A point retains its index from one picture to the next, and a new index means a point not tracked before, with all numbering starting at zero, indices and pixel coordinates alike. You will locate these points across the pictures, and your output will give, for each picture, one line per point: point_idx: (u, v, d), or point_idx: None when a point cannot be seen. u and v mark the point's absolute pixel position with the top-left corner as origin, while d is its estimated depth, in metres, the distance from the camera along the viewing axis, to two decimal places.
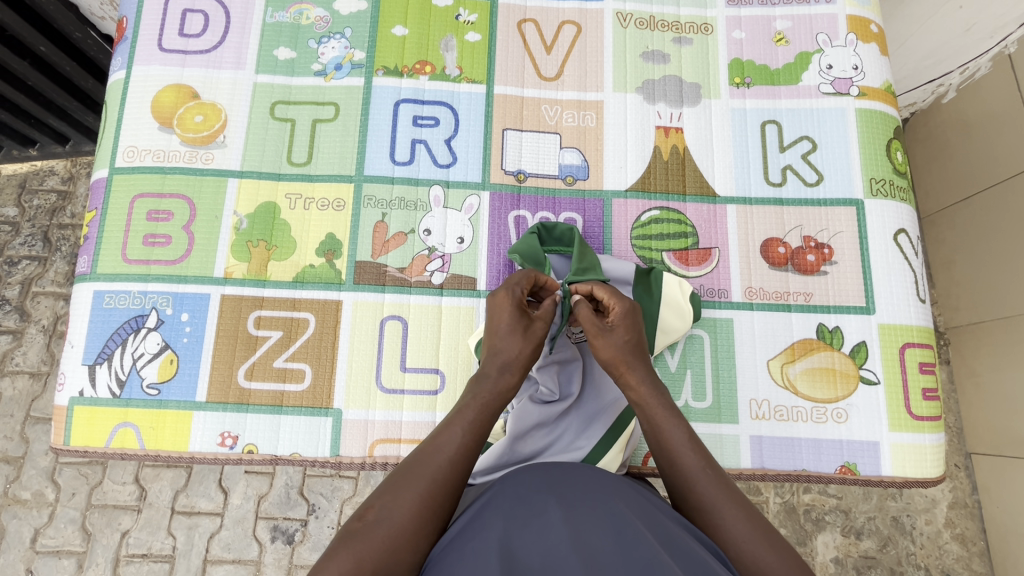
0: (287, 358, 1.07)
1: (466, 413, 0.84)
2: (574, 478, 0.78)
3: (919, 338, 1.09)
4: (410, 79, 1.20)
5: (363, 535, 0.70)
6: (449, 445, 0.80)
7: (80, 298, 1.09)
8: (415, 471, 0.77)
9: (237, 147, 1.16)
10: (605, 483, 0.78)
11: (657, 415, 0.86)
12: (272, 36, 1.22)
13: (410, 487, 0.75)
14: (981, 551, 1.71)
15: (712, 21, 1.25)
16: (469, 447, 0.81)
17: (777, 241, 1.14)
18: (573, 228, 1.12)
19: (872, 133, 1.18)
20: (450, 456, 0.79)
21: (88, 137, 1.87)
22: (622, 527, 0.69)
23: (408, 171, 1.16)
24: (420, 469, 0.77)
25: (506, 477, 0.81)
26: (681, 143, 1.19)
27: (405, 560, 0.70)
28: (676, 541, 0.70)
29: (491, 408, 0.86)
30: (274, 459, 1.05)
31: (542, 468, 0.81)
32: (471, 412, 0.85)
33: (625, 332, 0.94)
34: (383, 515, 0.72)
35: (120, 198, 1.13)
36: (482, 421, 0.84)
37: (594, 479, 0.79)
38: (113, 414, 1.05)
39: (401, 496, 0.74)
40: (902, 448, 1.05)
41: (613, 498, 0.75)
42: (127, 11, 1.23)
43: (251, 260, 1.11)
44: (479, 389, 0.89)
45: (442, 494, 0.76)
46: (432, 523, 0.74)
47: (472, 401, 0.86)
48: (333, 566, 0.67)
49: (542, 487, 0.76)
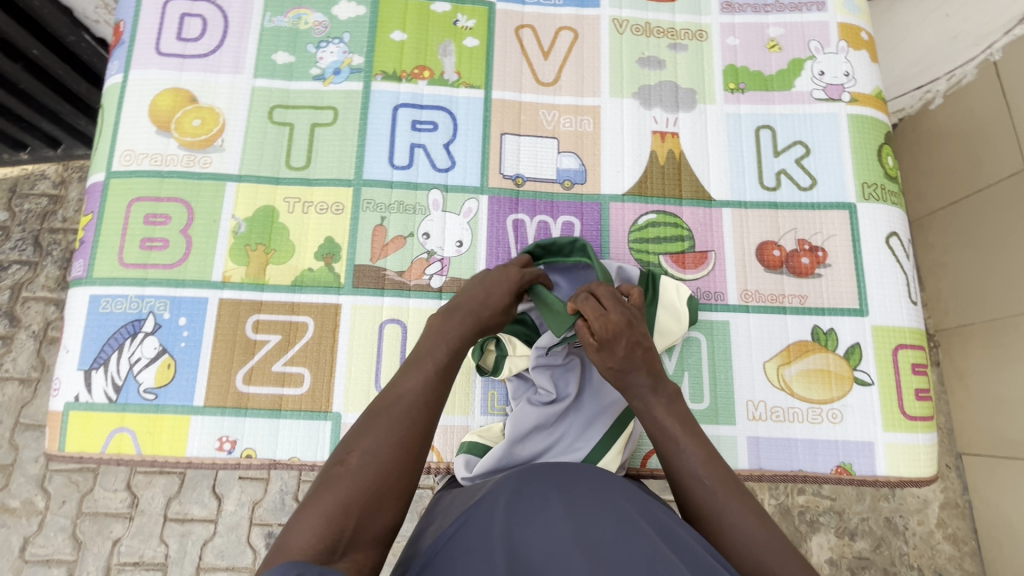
0: (285, 362, 1.07)
1: (432, 355, 0.83)
2: (577, 477, 0.78)
3: (911, 339, 1.11)
4: (408, 83, 1.20)
5: (346, 478, 0.70)
6: (417, 386, 0.80)
7: (76, 302, 1.09)
8: (388, 413, 0.76)
9: (235, 151, 1.16)
10: (605, 481, 0.78)
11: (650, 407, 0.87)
12: (271, 41, 1.22)
13: (384, 429, 0.74)
14: (972, 550, 1.73)
15: (706, 28, 1.27)
16: (437, 387, 0.81)
17: (772, 244, 1.16)
18: (577, 240, 1.09)
19: (864, 139, 1.20)
20: (417, 397, 0.78)
21: (81, 140, 1.86)
22: (624, 525, 0.68)
23: (407, 175, 1.16)
24: (392, 410, 0.77)
25: (511, 475, 0.80)
26: (677, 148, 1.21)
27: (388, 503, 0.71)
28: (677, 537, 0.70)
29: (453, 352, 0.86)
30: (273, 463, 1.05)
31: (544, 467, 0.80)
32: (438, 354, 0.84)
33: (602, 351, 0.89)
34: (362, 459, 0.72)
35: (116, 202, 1.12)
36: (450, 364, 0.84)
37: (596, 475, 0.78)
38: (109, 420, 1.04)
39: (378, 437, 0.74)
40: (896, 448, 1.07)
41: (612, 493, 0.75)
42: (124, 14, 1.23)
43: (249, 264, 1.11)
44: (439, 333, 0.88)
45: (417, 435, 0.76)
46: (411, 465, 0.74)
47: (436, 343, 0.86)
48: (315, 512, 0.66)
49: (543, 486, 0.75)
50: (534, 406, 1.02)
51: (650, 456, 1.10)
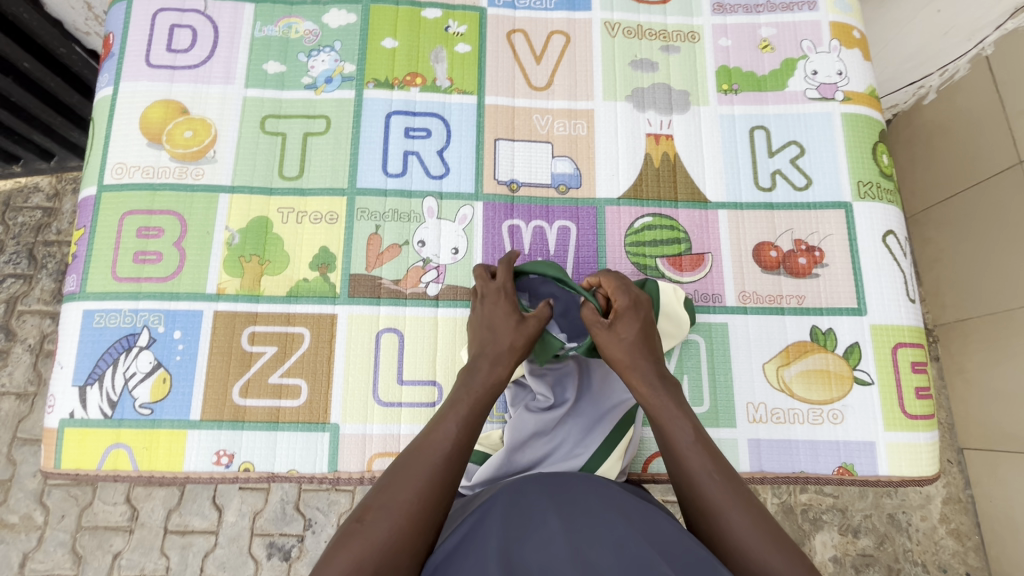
0: (282, 373, 1.06)
1: (459, 407, 0.84)
2: (570, 488, 0.78)
3: (910, 337, 1.11)
4: (400, 91, 1.20)
5: (363, 532, 0.70)
6: (444, 439, 0.79)
7: (69, 318, 1.08)
8: (412, 467, 0.76)
9: (227, 162, 1.15)
10: (598, 490, 0.78)
11: (662, 414, 0.85)
12: (262, 50, 1.21)
13: (407, 484, 0.74)
14: (977, 545, 1.73)
15: (698, 29, 1.27)
16: (464, 441, 0.80)
17: (769, 244, 1.16)
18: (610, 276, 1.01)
19: (859, 137, 1.20)
20: (445, 451, 0.78)
21: (74, 153, 1.86)
22: (616, 533, 0.69)
23: (401, 182, 1.15)
24: (416, 464, 0.77)
25: (505, 486, 0.80)
26: (671, 150, 1.21)
27: (406, 561, 0.69)
28: (669, 540, 0.70)
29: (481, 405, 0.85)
30: (271, 476, 1.03)
31: (542, 479, 0.80)
32: (464, 406, 0.84)
33: (625, 327, 0.93)
34: (382, 512, 0.71)
35: (109, 216, 1.12)
36: (477, 415, 0.84)
37: (593, 489, 0.78)
38: (104, 435, 1.03)
39: (400, 491, 0.74)
40: (897, 447, 1.06)
41: (609, 506, 0.75)
42: (114, 26, 1.22)
43: (244, 275, 1.10)
44: (468, 384, 0.88)
45: (440, 491, 0.75)
46: (430, 522, 0.72)
47: (465, 397, 0.85)
48: (332, 570, 0.66)
49: (536, 498, 0.76)
50: (534, 412, 1.01)
51: (652, 460, 1.09)
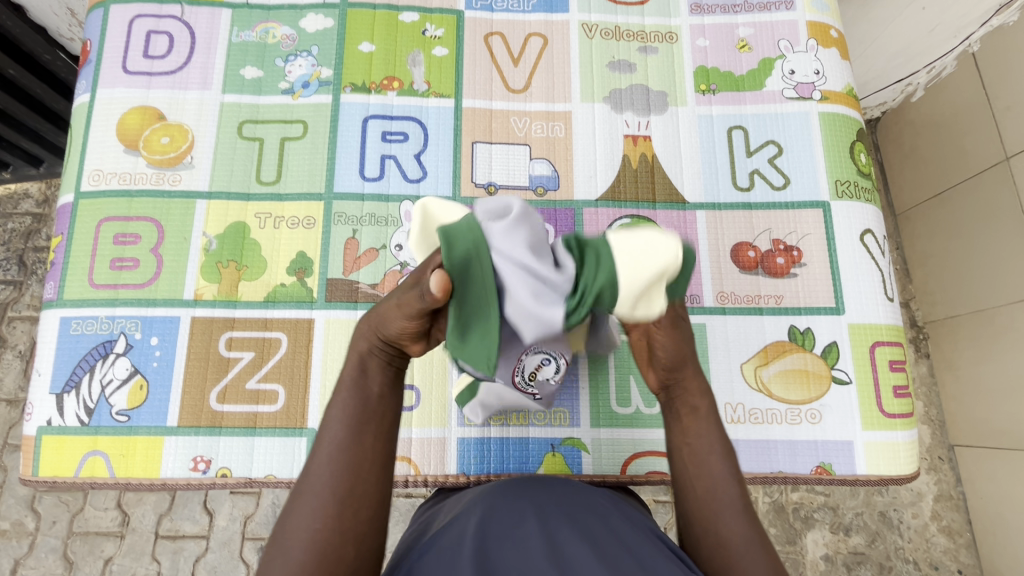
0: (259, 379, 1.06)
1: (339, 403, 0.73)
2: (554, 488, 0.76)
3: (888, 336, 1.11)
4: (377, 95, 1.20)
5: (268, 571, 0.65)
6: (329, 445, 0.71)
7: (47, 325, 1.08)
8: (307, 486, 0.69)
9: (205, 167, 1.16)
10: (581, 493, 0.77)
11: (698, 430, 0.79)
12: (239, 56, 1.21)
13: (304, 507, 0.68)
14: (968, 542, 1.73)
15: (676, 29, 1.27)
16: (350, 438, 0.71)
17: (747, 245, 1.16)
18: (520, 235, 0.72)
19: (836, 136, 1.20)
20: (334, 455, 0.70)
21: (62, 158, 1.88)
22: (596, 535, 0.67)
23: (378, 187, 1.15)
24: (308, 482, 0.69)
25: (488, 487, 0.79)
26: (649, 151, 1.21)
27: None
28: (648, 548, 0.68)
29: (362, 392, 0.74)
30: (249, 482, 1.03)
31: (518, 483, 0.78)
32: (345, 399, 0.73)
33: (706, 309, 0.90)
34: (282, 543, 0.66)
35: (86, 223, 1.12)
36: (360, 408, 0.73)
37: (574, 491, 0.77)
38: (82, 443, 1.03)
39: (297, 517, 0.67)
40: (876, 446, 1.06)
41: (587, 509, 0.73)
42: (91, 33, 1.22)
43: (221, 281, 1.10)
44: (343, 376, 0.75)
45: (339, 503, 0.68)
46: (339, 536, 0.66)
47: (343, 389, 0.74)
48: None
49: (518, 495, 0.74)
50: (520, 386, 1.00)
51: (630, 462, 1.07)
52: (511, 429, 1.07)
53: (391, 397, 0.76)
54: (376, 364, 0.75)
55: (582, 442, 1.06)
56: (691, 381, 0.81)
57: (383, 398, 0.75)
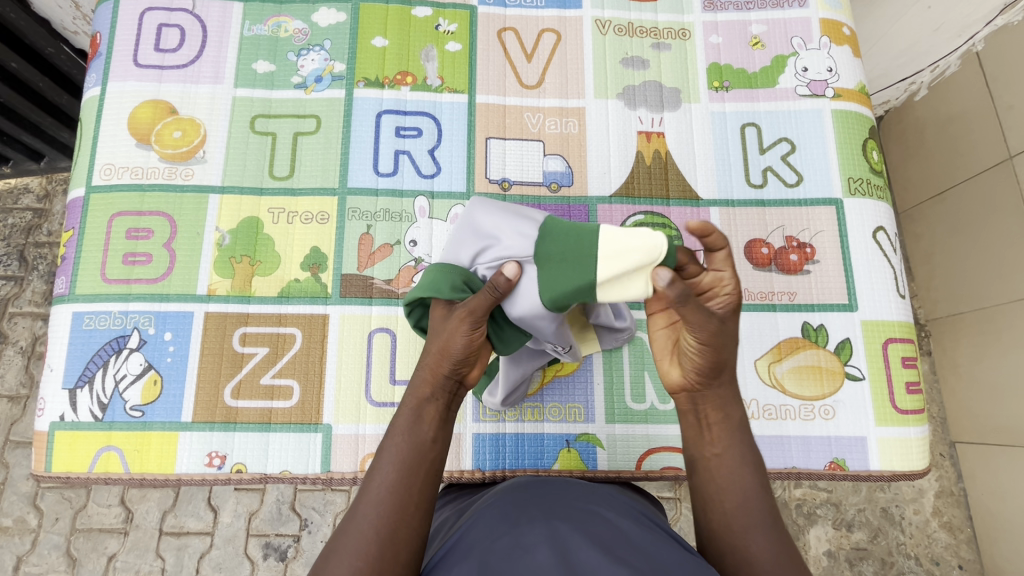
0: (274, 374, 1.06)
1: (390, 446, 0.75)
2: (560, 494, 0.77)
3: (900, 333, 1.11)
4: (391, 90, 1.19)
5: None
6: (379, 487, 0.72)
7: (59, 320, 1.07)
8: (353, 526, 0.69)
9: (217, 162, 1.15)
10: (589, 497, 0.78)
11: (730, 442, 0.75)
12: (251, 50, 1.21)
13: (350, 547, 0.67)
14: (968, 538, 1.75)
15: (689, 26, 1.27)
16: (400, 481, 0.72)
17: (760, 241, 1.16)
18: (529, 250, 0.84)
19: (849, 134, 1.20)
20: (383, 497, 0.71)
21: (62, 152, 1.89)
22: (601, 530, 0.68)
23: (392, 182, 1.15)
24: (355, 522, 0.69)
25: (499, 494, 0.80)
26: (663, 147, 1.21)
27: None
28: (657, 545, 0.67)
29: (413, 437, 0.75)
30: (264, 478, 1.03)
31: (528, 491, 0.79)
32: (398, 443, 0.75)
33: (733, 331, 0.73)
34: None
35: (98, 217, 1.11)
36: (413, 451, 0.74)
37: (580, 496, 0.77)
38: (95, 438, 1.03)
39: (343, 556, 0.67)
40: (889, 442, 1.06)
41: (594, 510, 0.73)
42: (101, 26, 1.21)
43: (235, 276, 1.10)
44: (396, 421, 0.78)
45: (388, 544, 0.67)
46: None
47: (395, 434, 0.76)
48: None
49: (527, 500, 0.75)
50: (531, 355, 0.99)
51: (645, 458, 1.07)
52: (526, 425, 1.07)
53: (440, 444, 0.77)
54: (432, 412, 0.78)
55: (596, 438, 1.07)
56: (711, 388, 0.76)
57: (433, 444, 0.76)
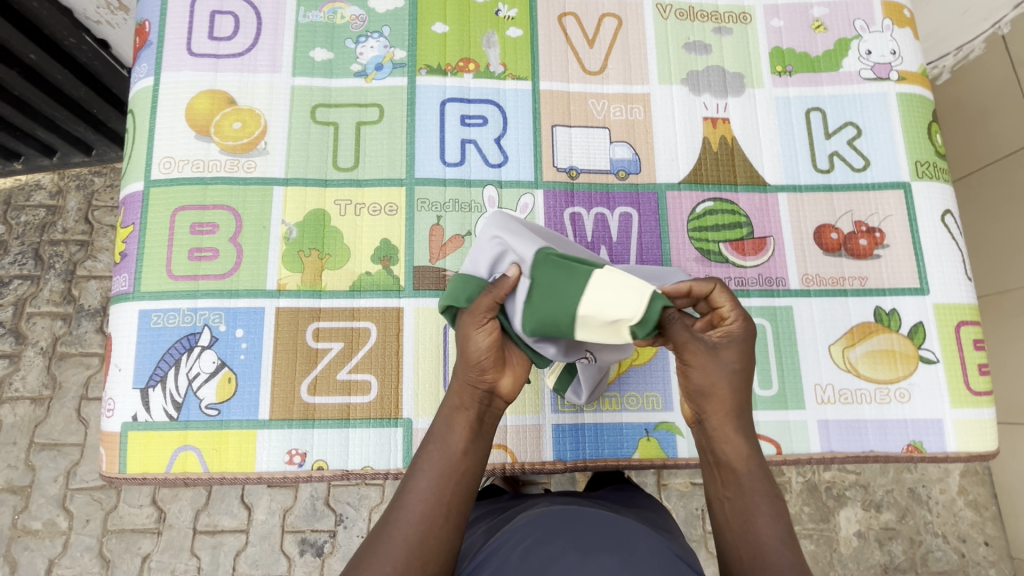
0: (350, 369, 1.04)
1: (428, 455, 0.75)
2: (587, 518, 0.75)
3: (971, 315, 1.12)
4: (454, 77, 1.17)
5: None
6: (414, 495, 0.72)
7: (125, 318, 1.05)
8: (387, 531, 0.70)
9: (279, 153, 1.12)
10: (620, 525, 0.77)
11: (741, 485, 0.73)
12: (307, 37, 1.17)
13: (382, 552, 0.68)
14: (993, 515, 1.79)
15: (750, 10, 1.25)
16: (435, 489, 0.72)
17: (829, 227, 1.16)
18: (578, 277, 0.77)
19: (914, 117, 1.20)
20: (418, 505, 0.71)
21: (76, 147, 1.82)
22: (636, 558, 0.66)
23: (460, 172, 1.13)
24: (390, 527, 0.70)
25: (536, 515, 0.79)
26: (729, 133, 1.20)
27: None
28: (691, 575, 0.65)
29: (446, 445, 0.75)
30: (346, 474, 1.02)
31: (558, 514, 0.77)
32: (433, 451, 0.75)
33: (731, 357, 0.72)
34: None
35: (159, 212, 1.08)
36: (448, 459, 0.74)
37: (607, 521, 0.75)
38: (171, 438, 1.00)
39: (376, 562, 0.67)
40: (964, 424, 1.07)
41: (626, 535, 0.72)
42: (150, 14, 1.17)
43: (305, 271, 1.07)
44: (432, 428, 0.78)
45: (419, 553, 0.67)
46: None
47: (433, 441, 0.76)
48: None
49: (563, 524, 0.74)
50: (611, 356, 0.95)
51: None
52: (605, 415, 1.07)
53: (473, 454, 0.76)
54: (462, 420, 0.76)
55: (676, 426, 1.06)
56: (720, 420, 0.74)
57: (462, 453, 0.75)
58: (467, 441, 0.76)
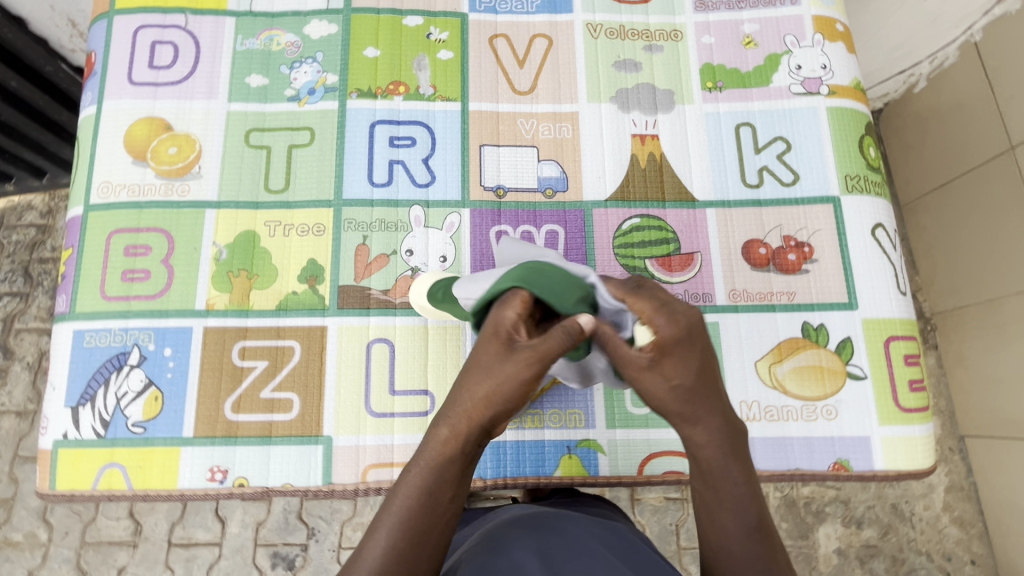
0: (273, 388, 1.06)
1: (422, 474, 0.68)
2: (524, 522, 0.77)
3: (902, 330, 1.10)
4: (384, 100, 1.19)
5: None
6: (401, 513, 0.67)
7: (61, 339, 1.08)
8: (369, 546, 0.65)
9: (213, 177, 1.15)
10: (599, 527, 0.80)
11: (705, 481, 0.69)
12: (244, 64, 1.21)
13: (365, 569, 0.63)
14: (979, 532, 1.74)
15: (681, 27, 1.27)
16: (424, 513, 0.67)
17: (757, 242, 1.15)
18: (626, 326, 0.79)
19: (845, 131, 1.19)
20: (407, 524, 0.66)
21: (64, 168, 1.90)
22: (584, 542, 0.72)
23: (387, 192, 1.15)
24: (373, 545, 0.65)
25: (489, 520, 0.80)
26: (657, 150, 1.20)
27: None
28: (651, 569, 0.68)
29: (443, 462, 0.69)
30: (266, 491, 1.03)
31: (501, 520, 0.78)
32: (427, 469, 0.69)
33: (670, 372, 0.65)
34: None
35: (96, 235, 1.12)
36: (447, 480, 0.68)
37: (548, 522, 0.78)
38: (98, 455, 1.03)
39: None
40: (893, 441, 1.05)
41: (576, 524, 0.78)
42: (95, 45, 1.22)
43: (233, 290, 1.10)
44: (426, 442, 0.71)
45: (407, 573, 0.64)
46: None
47: (426, 459, 0.69)
48: None
49: (542, 515, 0.79)
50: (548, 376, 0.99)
51: (647, 462, 1.06)
52: (527, 431, 1.07)
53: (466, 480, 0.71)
54: (462, 449, 0.70)
55: (597, 443, 1.06)
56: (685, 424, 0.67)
57: (462, 476, 0.70)
58: (460, 467, 0.70)
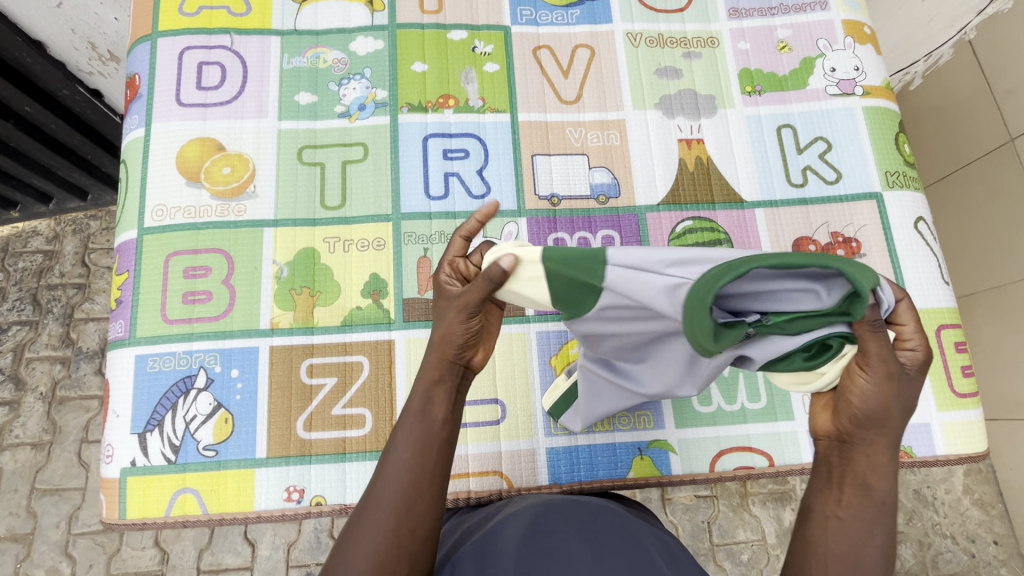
0: (344, 404, 1.06)
1: (410, 424, 0.67)
2: (590, 514, 0.77)
3: (951, 319, 1.14)
4: (435, 113, 1.21)
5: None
6: (399, 465, 0.66)
7: (122, 364, 1.06)
8: (374, 503, 0.65)
9: (269, 196, 1.15)
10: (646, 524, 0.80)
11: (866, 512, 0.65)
12: (292, 82, 1.22)
13: (374, 524, 0.63)
14: (1001, 513, 1.79)
15: (717, 34, 1.30)
16: (419, 461, 0.66)
17: (807, 239, 1.19)
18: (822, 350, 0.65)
19: (881, 129, 1.24)
20: (407, 474, 0.65)
21: (71, 194, 1.86)
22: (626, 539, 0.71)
23: (445, 205, 1.16)
24: (377, 500, 0.65)
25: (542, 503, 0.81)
26: (704, 154, 1.23)
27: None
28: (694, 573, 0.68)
29: (424, 408, 0.68)
30: (344, 508, 1.02)
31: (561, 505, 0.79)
32: (414, 417, 0.68)
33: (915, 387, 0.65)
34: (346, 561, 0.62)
35: (153, 258, 1.11)
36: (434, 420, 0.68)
37: (605, 513, 0.78)
38: (169, 481, 1.02)
39: (369, 530, 0.63)
40: (951, 426, 1.09)
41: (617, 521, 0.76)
42: (139, 67, 1.21)
43: (297, 308, 1.10)
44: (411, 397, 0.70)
45: (412, 520, 0.64)
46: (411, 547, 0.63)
47: (412, 409, 0.68)
48: None
49: (587, 510, 0.77)
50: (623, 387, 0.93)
51: (717, 459, 1.08)
52: (598, 435, 1.08)
53: (452, 423, 0.70)
54: (442, 394, 0.69)
55: (669, 443, 1.08)
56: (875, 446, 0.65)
57: (449, 415, 0.69)
58: (442, 405, 0.68)
